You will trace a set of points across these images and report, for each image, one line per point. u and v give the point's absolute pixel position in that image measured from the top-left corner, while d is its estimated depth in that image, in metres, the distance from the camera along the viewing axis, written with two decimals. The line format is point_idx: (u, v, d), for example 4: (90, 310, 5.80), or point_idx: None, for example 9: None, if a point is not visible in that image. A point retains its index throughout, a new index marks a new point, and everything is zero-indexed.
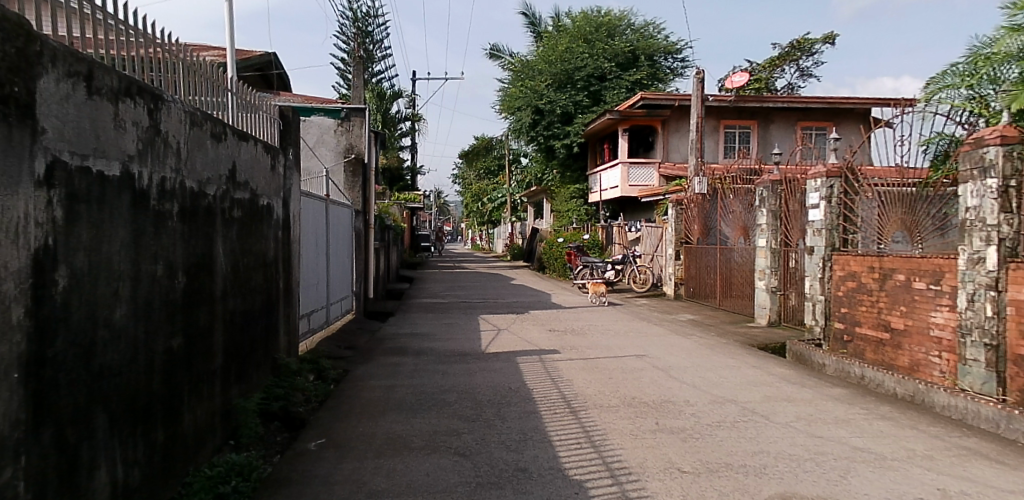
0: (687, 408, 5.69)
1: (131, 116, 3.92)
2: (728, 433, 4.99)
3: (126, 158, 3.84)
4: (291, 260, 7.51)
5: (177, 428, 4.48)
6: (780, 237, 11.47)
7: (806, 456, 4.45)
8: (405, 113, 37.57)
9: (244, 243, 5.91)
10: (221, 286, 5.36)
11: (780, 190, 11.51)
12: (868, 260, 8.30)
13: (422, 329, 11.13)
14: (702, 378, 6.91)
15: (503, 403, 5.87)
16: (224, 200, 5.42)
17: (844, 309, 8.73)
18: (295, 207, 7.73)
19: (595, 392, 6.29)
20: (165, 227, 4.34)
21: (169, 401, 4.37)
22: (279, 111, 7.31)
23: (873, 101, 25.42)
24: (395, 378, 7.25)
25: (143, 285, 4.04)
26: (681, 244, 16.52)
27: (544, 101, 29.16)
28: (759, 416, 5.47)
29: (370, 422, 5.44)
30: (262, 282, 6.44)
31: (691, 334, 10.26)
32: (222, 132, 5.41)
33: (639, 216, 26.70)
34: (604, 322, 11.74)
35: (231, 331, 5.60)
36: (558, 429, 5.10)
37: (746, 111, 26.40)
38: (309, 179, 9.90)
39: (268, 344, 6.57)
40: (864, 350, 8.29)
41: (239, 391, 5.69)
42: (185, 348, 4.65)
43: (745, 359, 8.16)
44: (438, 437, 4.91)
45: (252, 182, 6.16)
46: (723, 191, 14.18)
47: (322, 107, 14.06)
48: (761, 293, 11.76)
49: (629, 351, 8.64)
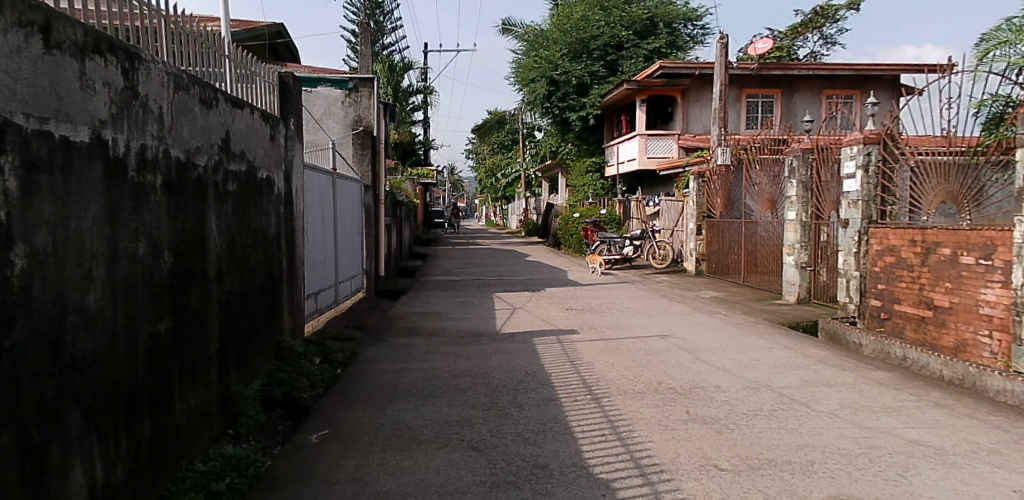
0: (718, 394, 5.25)
1: (101, 76, 3.47)
2: (767, 423, 4.55)
3: (97, 123, 3.41)
4: (294, 236, 7.11)
5: (168, 419, 4.13)
6: (810, 209, 10.86)
7: (858, 452, 4.01)
8: (417, 86, 36.97)
9: (241, 220, 5.51)
10: (216, 265, 4.97)
11: (811, 158, 10.85)
12: (909, 234, 7.76)
13: (435, 308, 10.73)
14: (732, 361, 6.44)
15: (520, 389, 5.46)
16: (216, 173, 5.00)
17: (881, 285, 8.23)
18: (297, 181, 7.28)
19: (617, 376, 5.86)
20: (147, 201, 3.93)
21: (157, 391, 4.00)
22: (278, 77, 6.83)
23: (903, 67, 24.45)
24: (405, 361, 6.86)
25: (121, 265, 3.64)
26: (702, 218, 15.91)
27: (559, 72, 28.45)
28: (799, 404, 5.01)
29: (377, 411, 5.04)
30: (262, 260, 6.04)
31: (716, 313, 9.76)
32: (213, 99, 4.98)
33: (657, 190, 25.82)
34: (623, 300, 11.28)
35: (230, 313, 5.24)
36: (579, 418, 4.69)
37: (770, 80, 25.52)
38: (313, 150, 9.43)
39: (271, 325, 6.21)
40: (904, 329, 7.80)
41: (239, 377, 5.33)
42: (175, 333, 4.28)
43: (777, 339, 7.67)
44: (450, 429, 4.51)
45: (248, 152, 5.73)
46: (748, 161, 13.52)
47: (329, 77, 13.51)
48: (789, 269, 11.16)
49: (652, 331, 8.19)
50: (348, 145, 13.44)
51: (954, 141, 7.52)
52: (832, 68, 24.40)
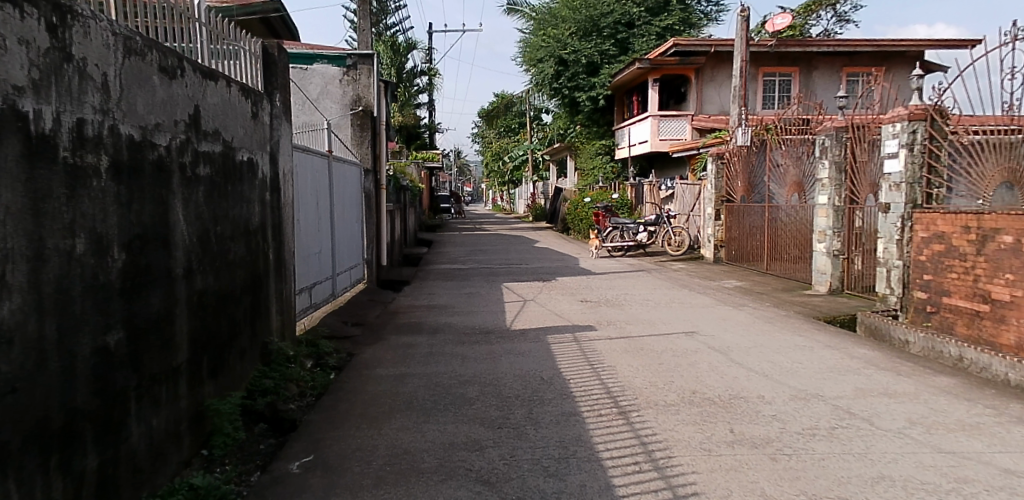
0: (764, 407, 4.56)
1: (17, 31, 2.75)
2: (829, 447, 3.86)
3: (12, 91, 2.69)
4: (283, 227, 6.42)
5: (122, 446, 3.47)
6: (844, 193, 10.14)
7: (948, 487, 3.31)
8: (422, 67, 36.08)
9: (215, 208, 4.82)
10: (184, 261, 4.30)
11: (845, 138, 10.06)
12: (962, 219, 7.03)
13: (439, 300, 10.05)
14: (772, 364, 5.74)
15: (535, 401, 4.78)
16: (182, 153, 4.30)
17: (927, 276, 7.53)
18: (286, 164, 6.57)
19: (645, 384, 5.17)
20: (86, 187, 3.23)
21: (106, 415, 3.33)
22: (261, 47, 6.09)
23: (928, 41, 23.59)
24: (405, 366, 6.18)
25: (49, 268, 2.92)
26: (721, 203, 15.08)
27: (568, 51, 27.64)
28: (859, 420, 4.31)
29: (371, 430, 4.36)
30: (244, 254, 5.37)
31: (744, 305, 9.05)
32: (177, 66, 4.27)
33: (669, 174, 25.02)
34: (640, 291, 10.59)
35: (204, 316, 4.57)
36: (606, 440, 4.01)
37: (788, 57, 24.54)
38: (308, 131, 8.72)
39: (256, 327, 5.55)
40: (954, 324, 7.08)
41: (216, 388, 4.67)
42: (130, 344, 3.61)
43: (816, 337, 6.98)
44: (455, 455, 3.84)
45: (224, 131, 5.03)
46: (771, 142, 12.74)
47: (325, 54, 12.88)
48: (820, 257, 10.47)
49: (677, 327, 7.50)
50: (345, 127, 12.73)
51: (1013, 118, 6.83)
52: (852, 43, 23.60)
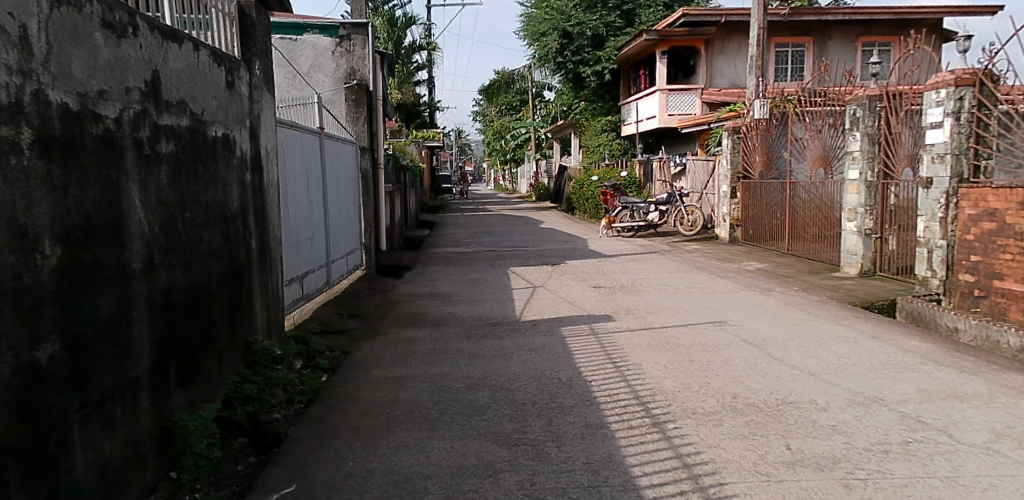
0: (820, 416, 3.95)
1: None
2: (909, 469, 3.23)
3: None
4: (268, 210, 5.78)
5: (64, 482, 2.87)
6: (878, 166, 9.49)
7: None
8: (421, 42, 35.15)
9: (182, 190, 4.17)
10: (143, 255, 3.66)
11: (879, 107, 9.35)
12: (1019, 194, 6.34)
13: (443, 288, 9.44)
14: (817, 361, 5.12)
15: (555, 409, 4.17)
16: (138, 126, 3.65)
17: (976, 257, 6.86)
18: (269, 140, 5.92)
19: (678, 387, 4.55)
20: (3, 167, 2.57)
21: (38, 447, 2.70)
22: (237, 7, 5.40)
23: (948, 8, 22.72)
24: (405, 366, 5.57)
25: None
26: (737, 179, 14.36)
27: (573, 23, 26.69)
28: (935, 432, 3.69)
29: (365, 450, 3.76)
30: (220, 243, 4.74)
31: (771, 290, 8.42)
32: (126, 21, 3.59)
33: (677, 150, 24.26)
34: (657, 275, 9.97)
35: (170, 316, 3.94)
36: (645, 462, 3.39)
37: (801, 27, 23.69)
38: (297, 106, 8.05)
39: (237, 325, 4.94)
40: (1007, 310, 6.43)
41: (186, 400, 4.06)
42: (72, 357, 2.98)
43: (858, 326, 6.34)
44: (465, 483, 3.23)
45: (192, 102, 4.37)
46: (792, 115, 12.00)
47: (316, 24, 11.99)
48: (850, 237, 9.83)
49: (702, 316, 6.87)
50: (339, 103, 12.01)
51: None
52: (870, 12, 22.71)
